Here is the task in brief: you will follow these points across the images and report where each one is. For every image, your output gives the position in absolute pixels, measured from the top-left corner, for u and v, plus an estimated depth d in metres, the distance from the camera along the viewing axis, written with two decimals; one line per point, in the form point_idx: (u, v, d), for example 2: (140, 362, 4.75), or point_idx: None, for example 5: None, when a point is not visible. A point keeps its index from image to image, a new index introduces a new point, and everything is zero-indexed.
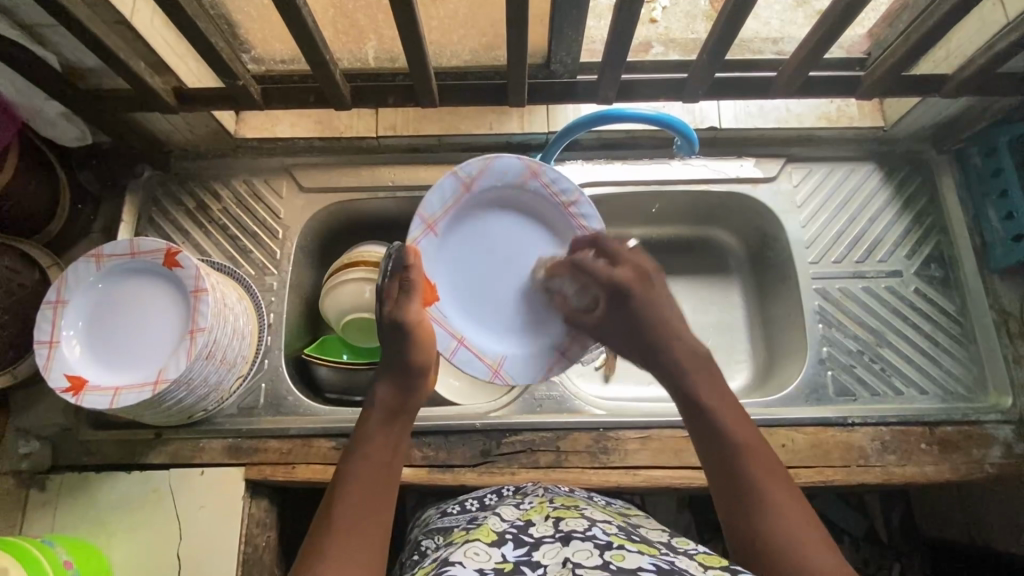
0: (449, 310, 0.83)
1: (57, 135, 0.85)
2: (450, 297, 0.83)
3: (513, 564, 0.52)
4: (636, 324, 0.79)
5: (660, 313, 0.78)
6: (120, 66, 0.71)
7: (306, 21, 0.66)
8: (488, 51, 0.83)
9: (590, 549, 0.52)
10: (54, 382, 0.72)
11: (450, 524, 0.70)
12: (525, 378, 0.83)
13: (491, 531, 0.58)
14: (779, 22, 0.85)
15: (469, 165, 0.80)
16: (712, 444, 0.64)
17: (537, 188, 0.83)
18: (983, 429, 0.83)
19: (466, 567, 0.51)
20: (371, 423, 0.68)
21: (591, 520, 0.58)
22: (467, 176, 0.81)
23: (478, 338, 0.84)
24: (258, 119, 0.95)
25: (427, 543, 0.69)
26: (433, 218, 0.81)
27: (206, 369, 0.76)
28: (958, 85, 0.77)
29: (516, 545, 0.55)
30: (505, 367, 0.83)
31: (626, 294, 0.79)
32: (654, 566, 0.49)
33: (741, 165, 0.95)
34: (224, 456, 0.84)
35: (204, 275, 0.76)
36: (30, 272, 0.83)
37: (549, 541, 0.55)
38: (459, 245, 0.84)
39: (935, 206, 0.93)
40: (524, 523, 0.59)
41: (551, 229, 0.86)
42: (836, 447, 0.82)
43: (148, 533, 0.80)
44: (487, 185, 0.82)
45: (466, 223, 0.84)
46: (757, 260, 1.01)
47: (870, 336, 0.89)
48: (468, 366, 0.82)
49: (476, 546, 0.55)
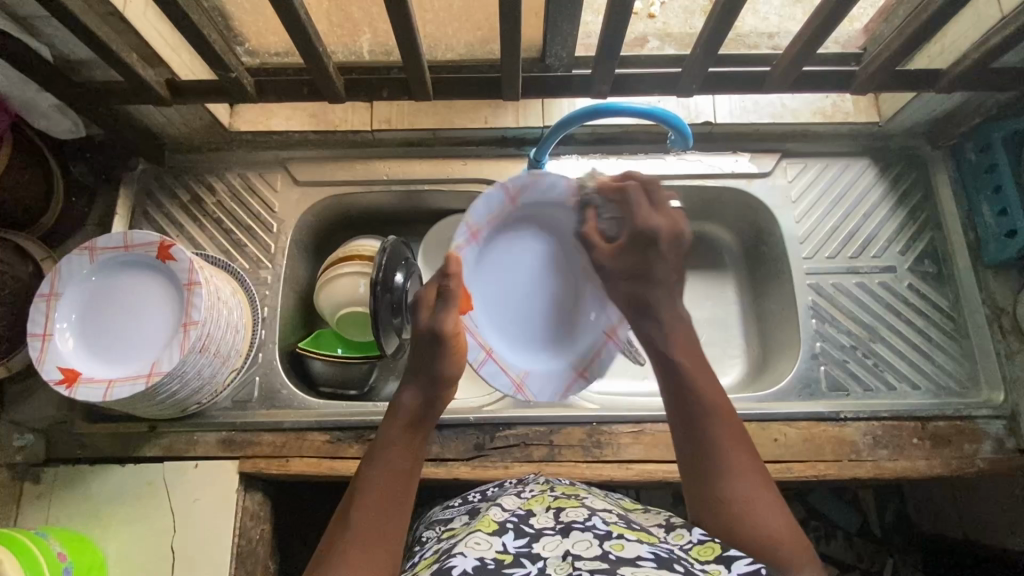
0: (480, 322, 0.83)
1: (48, 126, 0.83)
2: (482, 309, 0.84)
3: (514, 555, 0.51)
4: (643, 275, 0.77)
5: (664, 259, 0.77)
6: (112, 58, 0.70)
7: (299, 14, 0.66)
8: (483, 44, 0.83)
9: (589, 539, 0.52)
10: (47, 374, 0.72)
11: (451, 514, 0.71)
12: (547, 395, 0.85)
13: (492, 521, 0.57)
14: (778, 16, 0.85)
15: (519, 177, 0.79)
16: (683, 402, 0.65)
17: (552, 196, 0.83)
18: (974, 424, 0.83)
19: (466, 558, 0.50)
20: (392, 429, 0.65)
21: (590, 510, 0.58)
22: (514, 187, 0.80)
23: (504, 353, 0.84)
24: (252, 112, 0.94)
25: (426, 534, 0.69)
26: (479, 226, 0.80)
27: (200, 362, 0.76)
28: (952, 80, 0.77)
29: (517, 535, 0.54)
30: (529, 382, 0.84)
31: (651, 241, 0.76)
32: (653, 555, 0.49)
33: (736, 160, 0.95)
34: (218, 449, 0.84)
35: (197, 268, 0.76)
36: (23, 265, 0.83)
37: (549, 533, 0.54)
38: (495, 258, 0.84)
39: (930, 202, 0.93)
40: (525, 513, 0.58)
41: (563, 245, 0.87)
42: (829, 442, 0.82)
43: (142, 526, 0.81)
44: (530, 199, 0.82)
45: (502, 236, 0.84)
46: (752, 255, 1.01)
47: (864, 332, 0.89)
48: (495, 380, 0.82)
49: (476, 537, 0.54)
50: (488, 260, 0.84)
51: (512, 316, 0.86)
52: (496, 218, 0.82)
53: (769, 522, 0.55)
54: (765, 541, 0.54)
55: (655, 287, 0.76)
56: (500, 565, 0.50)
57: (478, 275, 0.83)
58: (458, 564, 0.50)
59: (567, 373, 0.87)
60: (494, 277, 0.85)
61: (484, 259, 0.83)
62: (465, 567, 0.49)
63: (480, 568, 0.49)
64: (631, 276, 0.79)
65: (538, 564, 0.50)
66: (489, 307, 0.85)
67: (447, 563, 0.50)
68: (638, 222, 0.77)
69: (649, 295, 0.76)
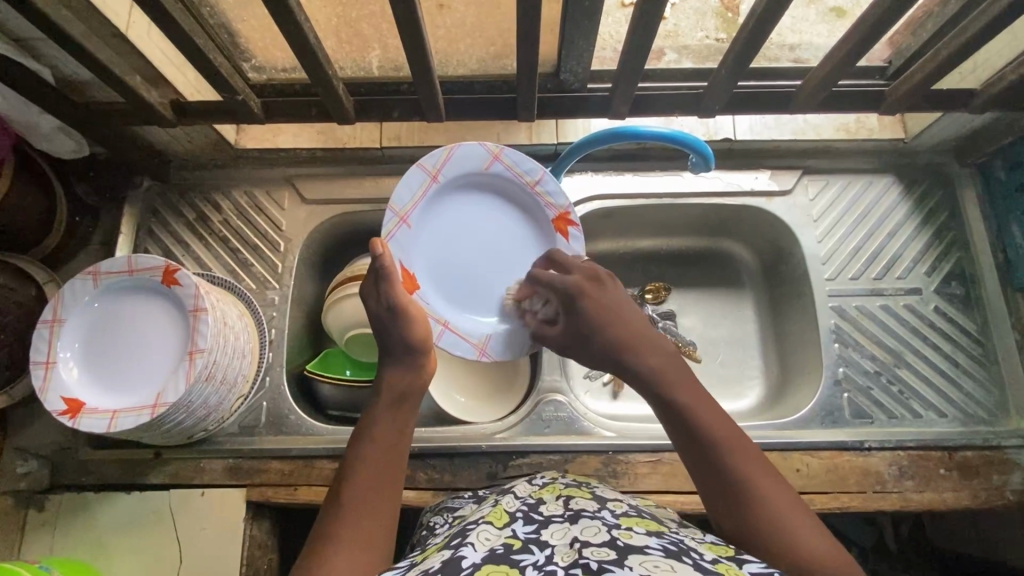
0: (432, 292, 0.76)
1: (51, 148, 0.82)
2: (431, 285, 0.76)
3: (523, 540, 0.48)
4: (595, 322, 0.64)
5: (589, 308, 0.64)
6: (115, 81, 0.68)
7: (306, 36, 0.63)
8: (496, 59, 0.79)
9: (598, 526, 0.48)
10: (50, 405, 0.70)
11: (461, 503, 0.70)
12: (511, 352, 0.77)
13: (503, 512, 0.54)
14: (790, 19, 0.78)
15: (433, 154, 0.72)
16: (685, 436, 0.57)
17: (501, 173, 0.76)
18: (1004, 454, 0.80)
19: (477, 548, 0.46)
20: (374, 410, 0.61)
21: (602, 501, 0.55)
22: (431, 166, 0.72)
23: (462, 318, 0.77)
24: (259, 129, 0.94)
25: (436, 520, 0.67)
26: (406, 210, 0.72)
27: (206, 391, 0.74)
28: (987, 100, 0.75)
29: (526, 522, 0.50)
30: (492, 346, 0.77)
31: (576, 294, 0.65)
32: (661, 546, 0.46)
33: (756, 177, 0.92)
34: (225, 476, 0.82)
35: (203, 294, 0.73)
36: (26, 288, 0.81)
37: (557, 520, 0.50)
38: (439, 230, 0.76)
39: (957, 221, 0.91)
40: (535, 502, 0.55)
41: (534, 219, 0.78)
42: (853, 473, 0.80)
43: (149, 556, 0.79)
44: (454, 173, 0.74)
45: (440, 217, 0.75)
46: (771, 273, 0.98)
47: (889, 357, 0.86)
48: (455, 349, 0.75)
49: (487, 529, 0.50)
50: (425, 247, 0.75)
51: (474, 283, 0.77)
52: (426, 201, 0.74)
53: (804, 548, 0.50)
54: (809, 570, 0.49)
55: (609, 325, 0.63)
56: (509, 550, 0.46)
57: (418, 258, 0.75)
58: (467, 555, 0.45)
59: (531, 329, 0.78)
60: (434, 258, 0.76)
61: (423, 247, 0.75)
62: (474, 558, 0.45)
63: (490, 557, 0.45)
64: (590, 331, 0.64)
65: (545, 552, 0.46)
66: (439, 282, 0.76)
67: (455, 554, 0.46)
68: (557, 283, 0.67)
69: (613, 334, 0.63)
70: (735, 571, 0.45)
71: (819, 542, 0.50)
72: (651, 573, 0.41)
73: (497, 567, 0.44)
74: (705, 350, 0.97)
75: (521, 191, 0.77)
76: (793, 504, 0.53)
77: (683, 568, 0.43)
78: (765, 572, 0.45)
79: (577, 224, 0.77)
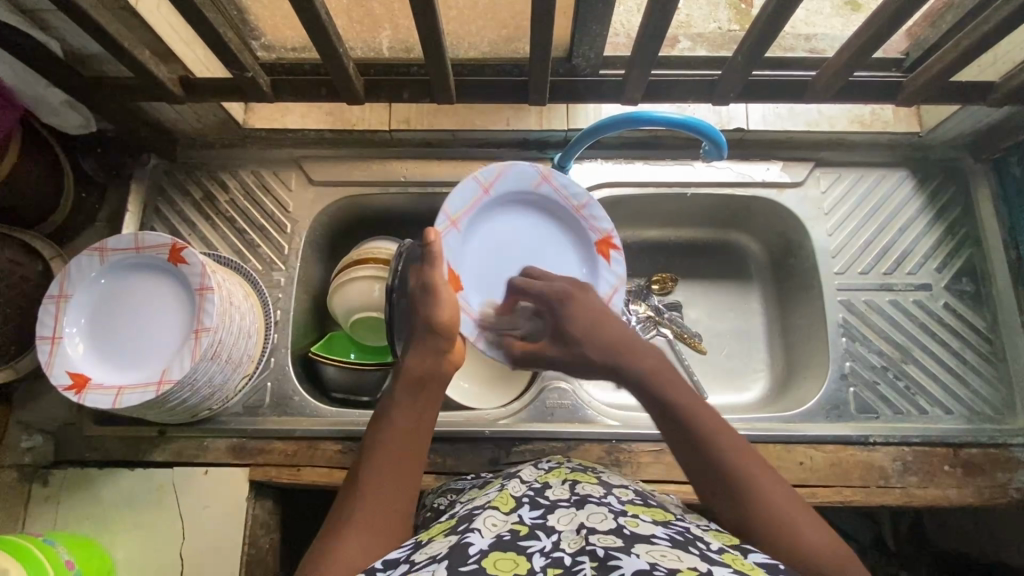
0: (471, 295, 0.79)
1: (60, 122, 0.82)
2: (475, 284, 0.80)
3: (530, 527, 0.47)
4: (594, 328, 0.69)
5: (577, 313, 0.71)
6: (124, 56, 0.68)
7: (319, 13, 0.63)
8: (508, 42, 0.79)
9: (604, 512, 0.48)
10: (55, 379, 0.70)
11: (464, 486, 0.70)
12: None
13: (508, 496, 0.53)
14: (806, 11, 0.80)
15: (489, 168, 0.78)
16: (689, 443, 0.58)
17: (547, 192, 0.83)
18: (1009, 452, 0.80)
19: (483, 535, 0.46)
20: (395, 389, 0.62)
21: (608, 487, 0.55)
22: (485, 178, 0.78)
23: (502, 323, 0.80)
24: (267, 109, 0.92)
25: (440, 502, 0.68)
26: (459, 216, 0.78)
27: (211, 369, 0.74)
28: (1005, 95, 0.74)
29: (533, 507, 0.50)
30: None
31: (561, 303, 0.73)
32: (668, 536, 0.46)
33: (768, 168, 0.91)
34: (228, 455, 0.82)
35: (209, 273, 0.73)
36: (32, 263, 0.81)
37: (564, 505, 0.50)
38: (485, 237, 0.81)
39: (970, 218, 0.90)
40: (541, 486, 0.54)
41: (568, 230, 0.86)
42: (856, 467, 0.80)
43: (152, 533, 0.79)
44: (505, 188, 0.81)
45: (484, 222, 0.81)
46: (779, 267, 0.98)
47: (896, 352, 0.86)
48: (494, 354, 0.79)
49: (492, 514, 0.49)
50: (469, 250, 0.80)
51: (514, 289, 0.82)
52: (475, 209, 0.79)
53: (811, 536, 0.51)
54: (814, 559, 0.49)
55: (604, 334, 0.68)
56: (516, 537, 0.46)
57: (463, 257, 0.79)
58: (474, 542, 0.45)
59: None
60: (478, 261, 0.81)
61: (469, 248, 0.80)
62: (482, 544, 0.45)
63: (497, 544, 0.45)
64: (586, 342, 0.69)
65: (553, 538, 0.46)
66: (479, 283, 0.81)
67: (461, 540, 0.46)
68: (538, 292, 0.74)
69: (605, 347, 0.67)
70: (741, 561, 0.45)
71: (825, 542, 0.51)
72: (658, 562, 0.41)
73: (505, 554, 0.44)
74: (709, 342, 0.97)
75: (566, 214, 0.84)
76: (792, 501, 0.54)
77: (691, 558, 0.42)
78: (769, 563, 0.45)
79: (618, 246, 0.85)
